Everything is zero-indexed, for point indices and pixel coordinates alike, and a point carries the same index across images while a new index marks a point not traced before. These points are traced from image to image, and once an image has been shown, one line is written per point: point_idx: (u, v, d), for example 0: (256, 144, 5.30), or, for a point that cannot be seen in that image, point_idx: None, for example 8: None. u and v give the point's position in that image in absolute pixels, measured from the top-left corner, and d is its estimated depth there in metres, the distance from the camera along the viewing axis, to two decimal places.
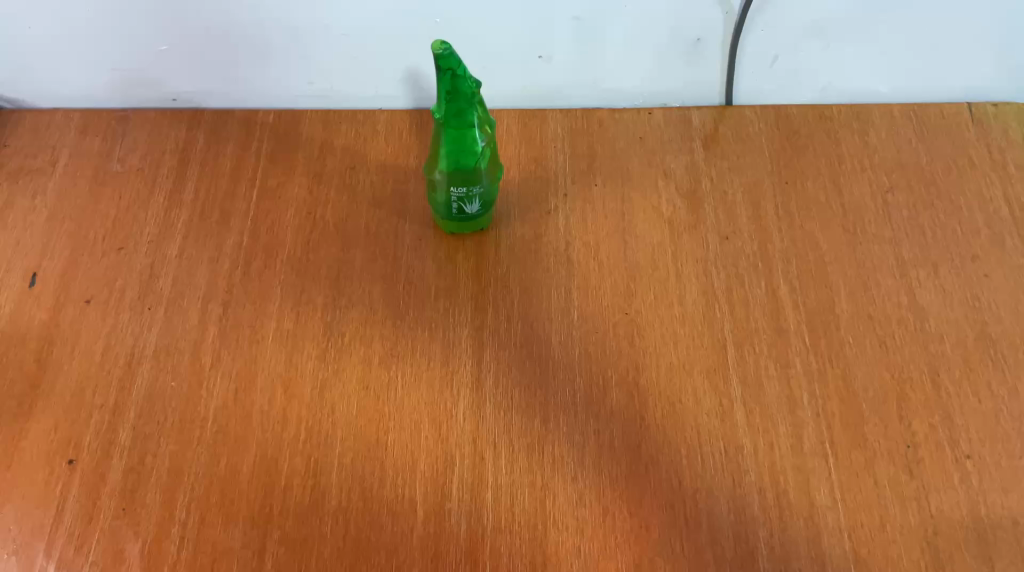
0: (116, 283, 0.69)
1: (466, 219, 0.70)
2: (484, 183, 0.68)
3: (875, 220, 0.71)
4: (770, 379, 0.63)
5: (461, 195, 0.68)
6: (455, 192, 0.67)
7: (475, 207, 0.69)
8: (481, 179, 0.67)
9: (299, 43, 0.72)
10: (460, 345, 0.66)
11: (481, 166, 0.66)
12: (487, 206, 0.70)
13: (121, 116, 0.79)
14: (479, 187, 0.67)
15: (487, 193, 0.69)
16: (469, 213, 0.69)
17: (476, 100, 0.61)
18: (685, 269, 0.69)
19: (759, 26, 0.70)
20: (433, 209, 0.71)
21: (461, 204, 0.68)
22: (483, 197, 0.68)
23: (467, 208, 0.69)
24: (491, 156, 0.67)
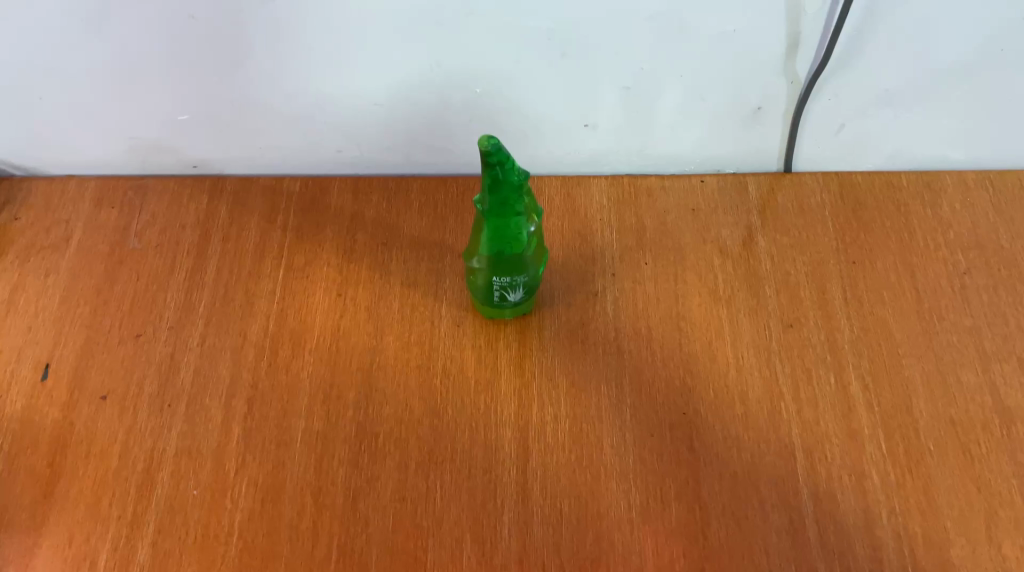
0: (134, 376, 0.64)
1: (508, 305, 0.65)
2: (530, 272, 0.62)
3: (952, 306, 0.65)
4: (845, 491, 0.58)
5: (504, 284, 0.62)
6: (498, 280, 0.62)
7: (519, 294, 0.64)
8: (526, 268, 0.62)
9: (329, 111, 0.68)
10: (503, 449, 0.60)
11: (527, 256, 0.61)
12: (531, 292, 0.65)
13: (138, 185, 0.74)
14: (524, 276, 0.62)
15: (532, 280, 0.63)
16: (512, 299, 0.64)
17: (524, 192, 0.56)
18: (746, 361, 0.63)
19: (826, 95, 0.64)
20: (471, 292, 0.66)
21: (503, 292, 0.63)
22: (527, 285, 0.63)
23: (510, 296, 0.64)
24: (538, 245, 0.61)
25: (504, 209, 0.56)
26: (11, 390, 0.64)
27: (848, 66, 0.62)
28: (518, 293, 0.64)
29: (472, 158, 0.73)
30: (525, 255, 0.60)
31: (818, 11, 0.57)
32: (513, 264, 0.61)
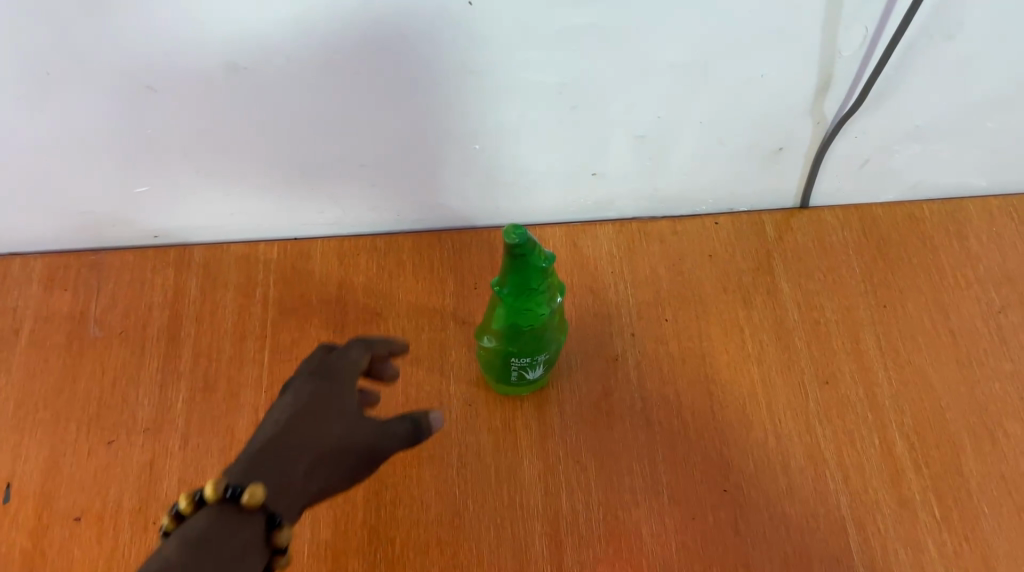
0: (110, 491, 0.57)
1: (525, 383, 0.59)
2: (552, 351, 0.57)
3: (990, 349, 0.62)
4: (903, 567, 0.54)
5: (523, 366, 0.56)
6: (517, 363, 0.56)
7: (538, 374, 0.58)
8: (549, 350, 0.56)
9: (308, 173, 0.61)
10: (535, 546, 0.55)
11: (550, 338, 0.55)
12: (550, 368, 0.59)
13: (93, 262, 0.66)
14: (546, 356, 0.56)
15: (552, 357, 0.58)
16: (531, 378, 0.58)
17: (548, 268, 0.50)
18: (784, 426, 0.59)
19: (852, 133, 0.60)
20: (484, 369, 0.60)
21: (522, 371, 0.57)
22: (547, 364, 0.58)
23: (528, 376, 0.58)
24: (559, 323, 0.56)
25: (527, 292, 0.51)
26: None
27: (880, 104, 0.57)
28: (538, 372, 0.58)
29: (468, 212, 0.66)
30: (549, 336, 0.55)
31: (854, 54, 0.52)
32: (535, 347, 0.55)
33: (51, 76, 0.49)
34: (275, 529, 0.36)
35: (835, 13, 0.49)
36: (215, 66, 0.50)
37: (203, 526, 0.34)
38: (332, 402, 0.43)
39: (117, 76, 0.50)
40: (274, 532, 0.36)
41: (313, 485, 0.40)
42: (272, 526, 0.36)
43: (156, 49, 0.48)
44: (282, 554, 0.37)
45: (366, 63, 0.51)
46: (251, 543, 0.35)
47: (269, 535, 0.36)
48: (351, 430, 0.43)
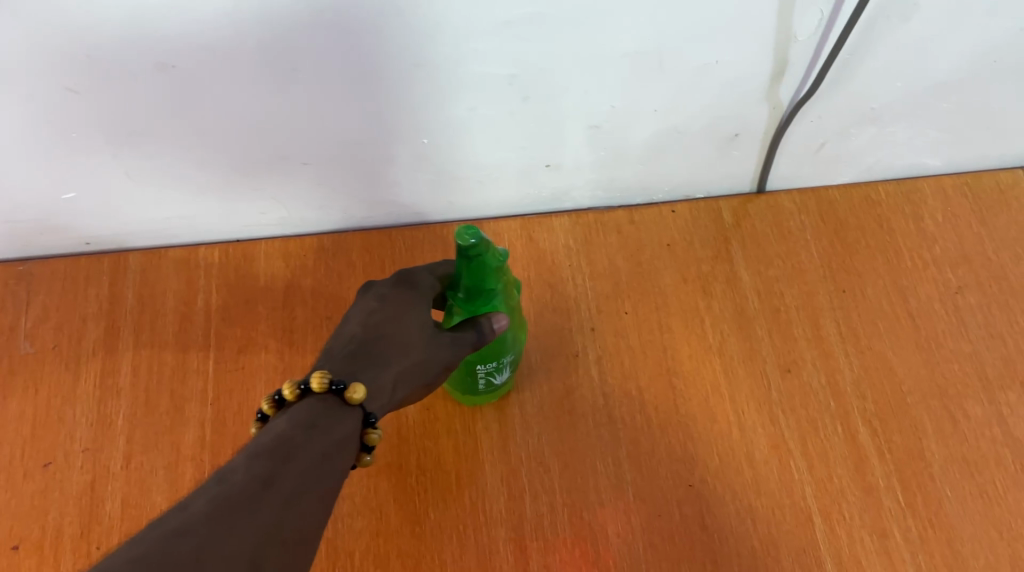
0: (50, 517, 0.54)
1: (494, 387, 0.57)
2: (517, 350, 0.54)
3: (948, 331, 0.62)
4: (869, 555, 0.54)
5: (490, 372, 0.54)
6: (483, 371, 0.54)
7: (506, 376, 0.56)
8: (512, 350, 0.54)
9: (247, 172, 0.58)
10: (500, 553, 0.53)
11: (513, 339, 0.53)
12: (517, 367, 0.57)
13: (21, 273, 0.62)
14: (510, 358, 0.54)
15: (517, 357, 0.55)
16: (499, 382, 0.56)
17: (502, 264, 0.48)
18: (748, 417, 0.59)
19: (809, 117, 0.59)
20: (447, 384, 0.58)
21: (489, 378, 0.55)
22: (513, 365, 0.55)
23: (495, 381, 0.56)
24: (518, 320, 0.53)
25: (483, 295, 0.48)
26: None
27: (837, 87, 0.56)
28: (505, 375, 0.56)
29: (419, 207, 0.64)
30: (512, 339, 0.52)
31: (810, 38, 0.50)
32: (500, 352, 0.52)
33: None
34: (372, 424, 0.40)
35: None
36: (139, 64, 0.47)
37: (308, 410, 0.38)
38: (413, 324, 0.46)
39: (32, 77, 0.46)
40: (368, 429, 0.40)
41: (399, 396, 0.44)
42: (370, 420, 0.40)
43: (73, 49, 0.45)
44: (370, 451, 0.41)
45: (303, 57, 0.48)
46: (351, 435, 0.39)
47: (364, 431, 0.40)
48: (434, 345, 0.46)
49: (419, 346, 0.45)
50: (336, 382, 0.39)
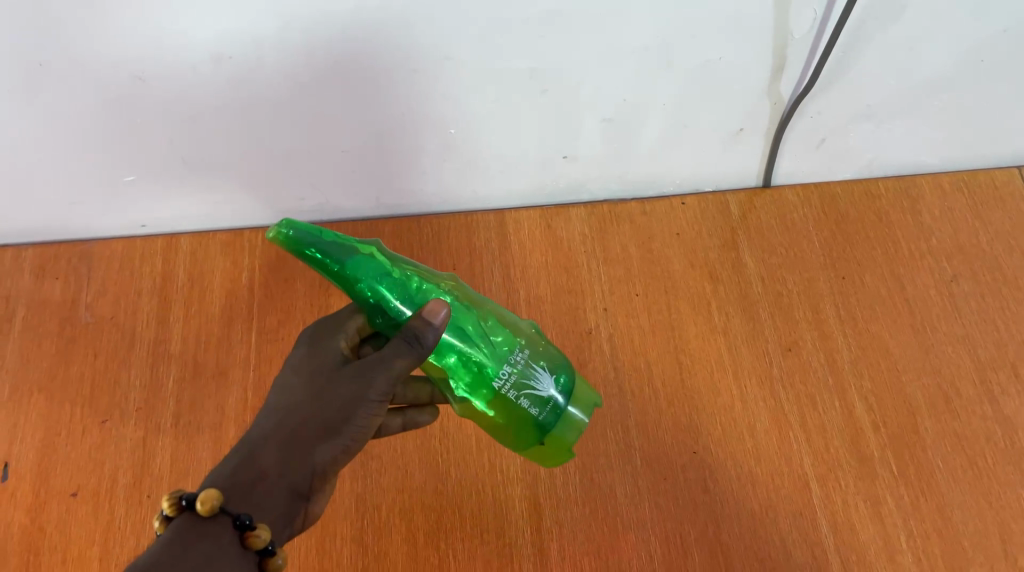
0: (105, 469, 0.59)
1: (551, 411, 0.44)
2: (520, 346, 0.45)
3: (943, 316, 0.66)
4: (862, 520, 0.58)
5: (513, 384, 0.43)
6: (506, 389, 0.44)
7: (542, 382, 0.44)
8: (511, 346, 0.44)
9: (289, 160, 0.63)
10: (515, 509, 0.58)
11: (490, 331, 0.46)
12: (558, 370, 0.45)
13: (82, 252, 0.68)
14: (520, 355, 0.44)
15: (531, 356, 0.45)
16: (546, 396, 0.44)
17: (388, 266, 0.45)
18: (750, 392, 0.63)
19: (808, 113, 0.63)
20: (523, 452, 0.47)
21: (525, 389, 0.44)
22: (536, 362, 0.45)
23: (535, 397, 0.44)
24: (495, 313, 0.48)
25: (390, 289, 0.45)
26: None
27: (833, 85, 0.60)
28: (541, 380, 0.44)
29: (445, 196, 0.69)
30: (485, 330, 0.46)
31: (804, 36, 0.55)
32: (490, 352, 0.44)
33: (43, 67, 0.52)
34: (246, 526, 0.37)
35: None
36: (199, 57, 0.52)
37: (163, 544, 0.35)
38: (304, 391, 0.45)
39: (106, 68, 0.52)
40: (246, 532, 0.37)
41: (307, 464, 0.42)
42: (241, 525, 0.37)
43: (141, 43, 0.51)
44: (269, 549, 0.38)
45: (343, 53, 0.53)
46: (222, 548, 0.36)
47: (243, 537, 0.37)
48: (325, 397, 0.44)
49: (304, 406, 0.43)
50: (183, 500, 0.37)
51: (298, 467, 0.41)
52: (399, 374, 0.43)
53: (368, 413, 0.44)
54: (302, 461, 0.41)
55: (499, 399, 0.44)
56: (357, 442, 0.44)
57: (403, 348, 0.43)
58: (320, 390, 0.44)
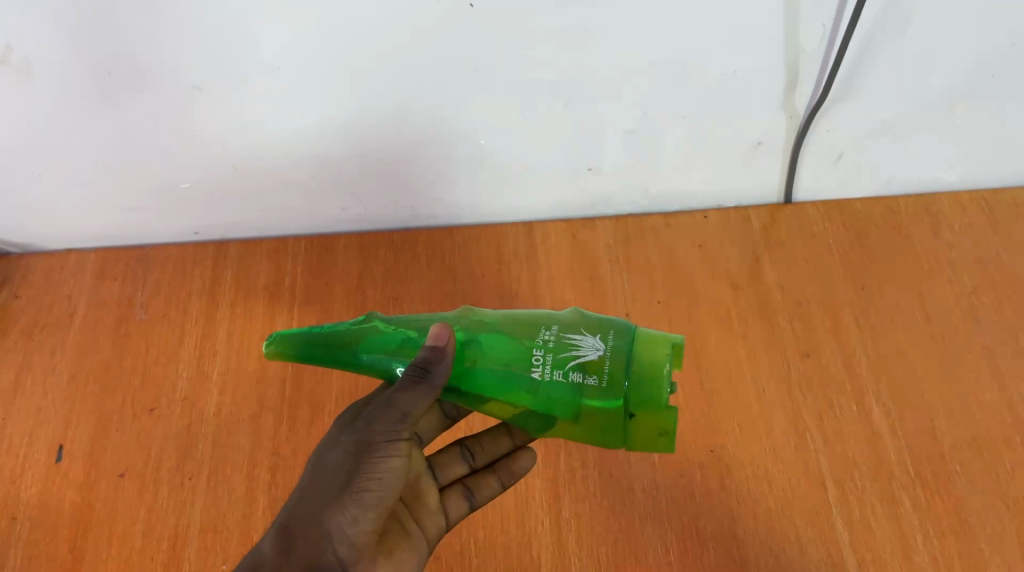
0: (152, 452, 0.64)
1: (613, 370, 0.40)
2: (549, 326, 0.43)
3: (962, 326, 0.67)
4: (878, 520, 0.58)
5: (551, 363, 0.41)
6: (549, 371, 0.41)
7: (583, 347, 0.41)
8: (537, 329, 0.43)
9: (331, 172, 0.67)
10: (535, 500, 0.60)
11: (515, 327, 0.44)
12: (603, 329, 0.42)
13: (140, 256, 0.74)
14: (550, 332, 0.43)
15: (563, 329, 0.43)
16: (595, 358, 0.41)
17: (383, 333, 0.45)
18: (768, 395, 0.64)
19: (824, 127, 0.65)
20: (630, 439, 0.42)
21: (565, 366, 0.41)
22: (572, 333, 0.42)
23: (584, 367, 0.41)
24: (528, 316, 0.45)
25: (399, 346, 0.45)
26: (25, 476, 0.63)
27: (846, 99, 0.62)
28: (583, 346, 0.41)
29: (477, 208, 0.73)
30: (513, 332, 0.44)
31: (816, 49, 0.57)
32: (518, 344, 0.43)
33: (112, 75, 0.55)
34: None
35: (792, 12, 0.54)
36: (251, 67, 0.56)
37: None
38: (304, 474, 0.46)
39: (166, 78, 0.56)
40: None
41: (323, 536, 0.42)
42: None
43: (199, 62, 0.55)
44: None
45: (381, 72, 0.57)
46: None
47: None
48: (316, 469, 0.45)
49: (298, 490, 0.45)
50: None
51: (314, 542, 0.42)
52: (404, 410, 0.43)
53: (380, 464, 0.44)
54: (315, 533, 0.42)
55: (553, 388, 0.41)
56: (376, 499, 0.44)
57: (411, 383, 0.42)
58: (313, 466, 0.45)
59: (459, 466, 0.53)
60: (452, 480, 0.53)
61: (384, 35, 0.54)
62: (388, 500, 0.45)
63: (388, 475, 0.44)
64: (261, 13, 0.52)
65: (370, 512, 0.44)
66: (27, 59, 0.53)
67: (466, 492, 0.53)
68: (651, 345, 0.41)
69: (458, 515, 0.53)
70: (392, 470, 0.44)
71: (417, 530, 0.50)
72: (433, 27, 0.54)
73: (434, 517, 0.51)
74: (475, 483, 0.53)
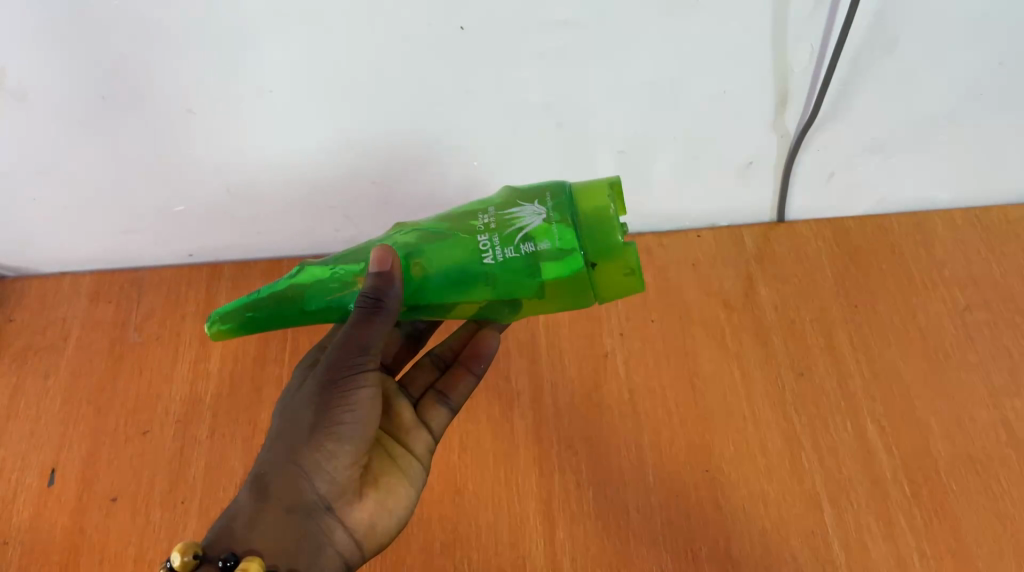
0: (144, 476, 0.63)
1: (556, 224, 0.40)
2: (484, 210, 0.42)
3: (955, 344, 0.67)
4: (874, 539, 0.58)
5: (500, 241, 0.40)
6: (499, 248, 0.40)
7: (524, 216, 0.41)
8: (474, 217, 0.42)
9: (327, 195, 0.68)
10: (529, 521, 0.60)
11: (453, 223, 0.43)
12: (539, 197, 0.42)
13: (134, 278, 0.74)
14: (489, 215, 0.42)
15: (499, 208, 0.42)
16: (537, 222, 0.41)
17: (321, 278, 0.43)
18: (762, 413, 0.64)
19: (815, 146, 0.66)
20: (614, 287, 0.41)
21: (510, 238, 0.40)
22: (509, 208, 0.42)
23: (531, 235, 0.40)
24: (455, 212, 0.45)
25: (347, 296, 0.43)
26: (16, 500, 0.62)
27: (837, 116, 0.63)
28: (522, 215, 0.41)
29: None
30: (455, 229, 0.42)
31: (805, 66, 0.58)
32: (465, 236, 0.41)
33: (106, 100, 0.56)
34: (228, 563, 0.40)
35: (781, 29, 0.55)
36: (244, 90, 0.56)
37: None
38: (275, 420, 0.47)
39: (160, 101, 0.57)
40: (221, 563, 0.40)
41: (300, 475, 0.43)
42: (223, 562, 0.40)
43: (193, 85, 0.55)
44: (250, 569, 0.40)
45: (375, 95, 0.57)
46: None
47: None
48: (286, 416, 0.46)
49: (269, 438, 0.46)
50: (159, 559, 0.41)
51: (292, 485, 0.43)
52: (363, 341, 0.43)
53: (349, 393, 0.44)
54: (291, 477, 0.43)
55: (511, 263, 0.40)
56: (351, 431, 0.45)
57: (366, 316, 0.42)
58: (282, 413, 0.47)
59: (431, 374, 0.56)
60: (424, 390, 0.55)
61: (377, 59, 0.55)
62: (366, 428, 0.46)
63: (363, 407, 0.45)
64: (254, 38, 0.52)
65: (346, 445, 0.45)
66: (21, 83, 0.54)
67: (439, 397, 0.55)
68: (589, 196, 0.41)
69: (443, 424, 0.55)
70: (363, 398, 0.45)
71: (412, 459, 0.51)
72: (425, 50, 0.54)
73: (421, 436, 0.53)
74: (447, 385, 0.55)
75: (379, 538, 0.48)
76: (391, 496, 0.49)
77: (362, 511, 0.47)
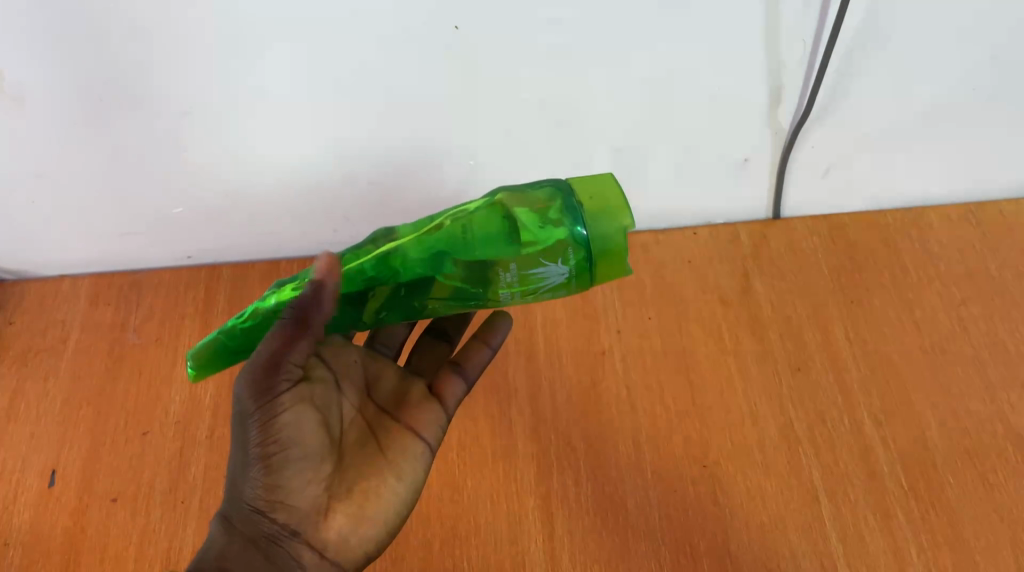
0: (144, 476, 0.64)
1: (577, 279, 0.39)
2: (503, 265, 0.40)
3: (951, 338, 0.67)
4: (872, 533, 0.58)
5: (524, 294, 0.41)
6: (522, 297, 0.41)
7: (548, 276, 0.39)
8: (493, 273, 0.40)
9: (325, 196, 0.68)
10: (528, 518, 0.60)
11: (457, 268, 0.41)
12: (559, 244, 0.39)
13: (134, 280, 0.74)
14: (508, 273, 0.40)
15: (521, 265, 0.39)
16: (559, 280, 0.39)
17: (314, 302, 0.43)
18: (760, 408, 0.65)
19: (809, 143, 0.66)
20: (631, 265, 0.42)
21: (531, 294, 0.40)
22: (528, 266, 0.39)
23: (552, 290, 0.40)
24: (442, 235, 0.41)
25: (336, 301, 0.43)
26: (17, 501, 0.63)
27: (831, 113, 0.63)
28: (549, 274, 0.39)
29: None
30: (469, 280, 0.41)
31: (797, 64, 0.58)
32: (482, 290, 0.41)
33: (103, 102, 0.56)
34: None
35: (774, 26, 0.55)
36: (241, 91, 0.57)
37: None
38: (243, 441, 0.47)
39: (157, 103, 0.57)
40: None
41: (251, 510, 0.43)
42: None
43: (191, 87, 0.56)
44: None
45: (371, 95, 0.58)
46: None
47: None
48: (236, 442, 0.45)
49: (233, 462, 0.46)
50: None
51: (247, 520, 0.43)
52: (279, 366, 0.41)
53: (274, 424, 0.42)
54: (245, 512, 0.43)
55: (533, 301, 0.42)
56: (295, 457, 0.43)
57: (289, 334, 0.40)
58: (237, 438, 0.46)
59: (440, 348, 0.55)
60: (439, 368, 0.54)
61: (374, 58, 0.55)
62: (308, 448, 0.43)
63: (296, 432, 0.42)
64: (251, 39, 0.53)
65: (292, 472, 0.43)
66: (19, 86, 0.54)
67: (456, 368, 0.53)
68: (602, 229, 0.39)
69: (459, 396, 0.53)
70: (290, 422, 0.42)
71: (415, 440, 0.50)
72: (421, 50, 0.55)
73: (431, 413, 0.51)
74: (462, 356, 0.54)
75: (362, 547, 0.46)
76: (373, 501, 0.47)
77: (338, 525, 0.45)
